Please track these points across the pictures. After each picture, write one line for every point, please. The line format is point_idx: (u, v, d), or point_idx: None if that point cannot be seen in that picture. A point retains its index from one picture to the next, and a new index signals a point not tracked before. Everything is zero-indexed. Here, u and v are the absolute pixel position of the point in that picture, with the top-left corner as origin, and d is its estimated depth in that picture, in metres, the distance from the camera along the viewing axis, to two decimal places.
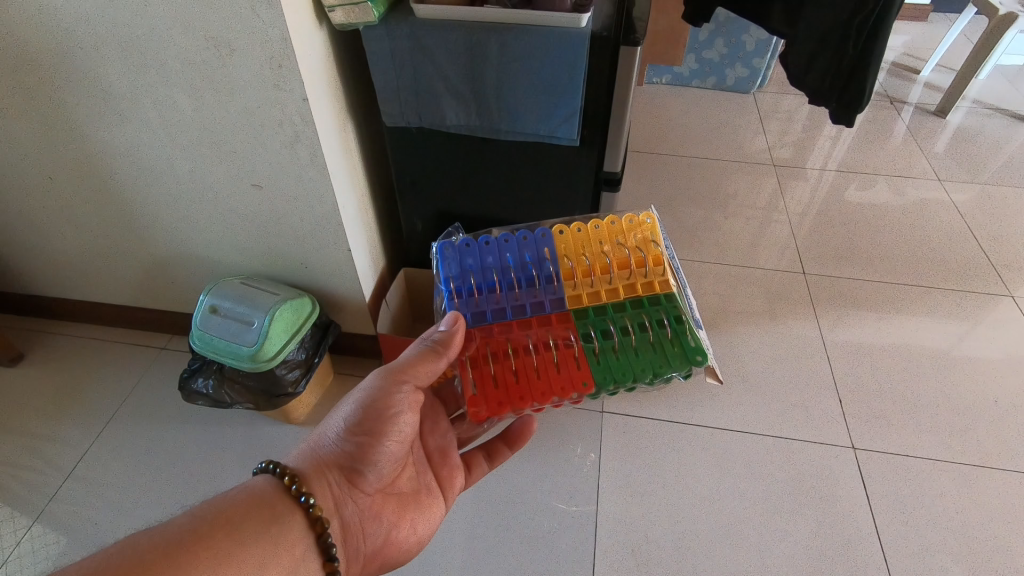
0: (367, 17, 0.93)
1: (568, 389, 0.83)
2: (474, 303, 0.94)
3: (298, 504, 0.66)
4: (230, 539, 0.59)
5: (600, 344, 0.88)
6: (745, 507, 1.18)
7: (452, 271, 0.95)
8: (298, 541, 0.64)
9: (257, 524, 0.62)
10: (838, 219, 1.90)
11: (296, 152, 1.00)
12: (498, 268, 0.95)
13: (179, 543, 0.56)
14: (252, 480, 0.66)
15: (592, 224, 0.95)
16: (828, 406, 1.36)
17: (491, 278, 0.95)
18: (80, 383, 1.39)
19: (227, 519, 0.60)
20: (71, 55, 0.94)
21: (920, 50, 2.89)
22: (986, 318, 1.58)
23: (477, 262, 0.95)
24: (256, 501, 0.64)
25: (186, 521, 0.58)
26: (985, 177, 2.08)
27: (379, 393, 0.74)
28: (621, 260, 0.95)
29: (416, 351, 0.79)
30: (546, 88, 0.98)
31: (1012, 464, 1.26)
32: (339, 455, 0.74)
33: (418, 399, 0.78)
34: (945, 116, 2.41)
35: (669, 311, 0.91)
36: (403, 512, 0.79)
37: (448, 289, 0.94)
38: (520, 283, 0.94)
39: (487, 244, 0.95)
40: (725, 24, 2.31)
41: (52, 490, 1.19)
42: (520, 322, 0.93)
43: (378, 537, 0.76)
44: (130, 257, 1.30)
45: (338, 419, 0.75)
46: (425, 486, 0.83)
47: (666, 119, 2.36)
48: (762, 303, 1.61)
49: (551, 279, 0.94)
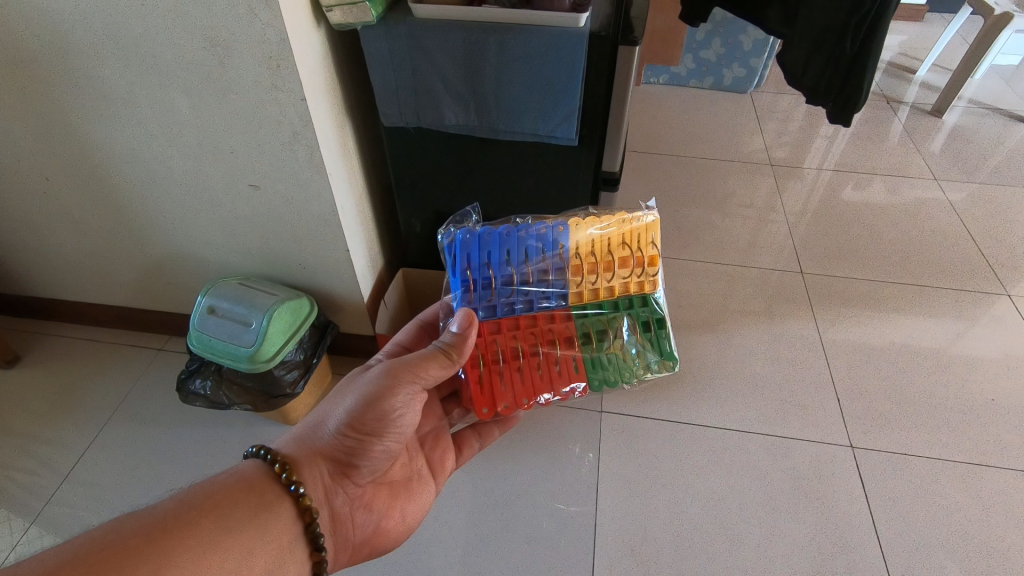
0: (365, 17, 0.93)
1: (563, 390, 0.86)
2: (487, 298, 0.88)
3: (287, 492, 0.65)
4: (216, 525, 0.58)
5: (595, 347, 0.89)
6: (744, 506, 1.18)
7: (467, 262, 0.87)
8: (285, 530, 0.64)
9: (244, 510, 0.61)
10: (835, 218, 1.91)
11: (294, 152, 1.00)
12: (514, 261, 0.86)
13: (164, 528, 0.55)
14: (241, 464, 0.66)
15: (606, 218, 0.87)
16: (826, 405, 1.37)
17: (506, 270, 0.87)
18: (77, 384, 1.39)
19: (214, 504, 0.60)
20: (67, 55, 0.93)
21: (916, 50, 2.90)
22: (983, 317, 1.59)
23: (494, 253, 0.87)
24: (244, 485, 0.63)
25: (172, 505, 0.58)
26: (981, 177, 2.09)
27: (383, 392, 0.73)
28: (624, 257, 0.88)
29: (425, 352, 0.76)
30: (545, 88, 0.98)
31: (1009, 462, 1.26)
32: (336, 448, 0.73)
33: (420, 396, 0.77)
34: (941, 115, 2.41)
35: (655, 314, 0.92)
36: (393, 501, 0.80)
37: (461, 281, 0.87)
38: (535, 279, 0.87)
39: (506, 235, 0.87)
40: (722, 24, 2.31)
41: (49, 492, 1.19)
42: (529, 319, 0.89)
43: (367, 527, 0.76)
44: (128, 258, 1.29)
45: (337, 412, 0.74)
46: (414, 475, 0.84)
47: (664, 119, 2.36)
48: (760, 303, 1.62)
49: (566, 277, 0.86)
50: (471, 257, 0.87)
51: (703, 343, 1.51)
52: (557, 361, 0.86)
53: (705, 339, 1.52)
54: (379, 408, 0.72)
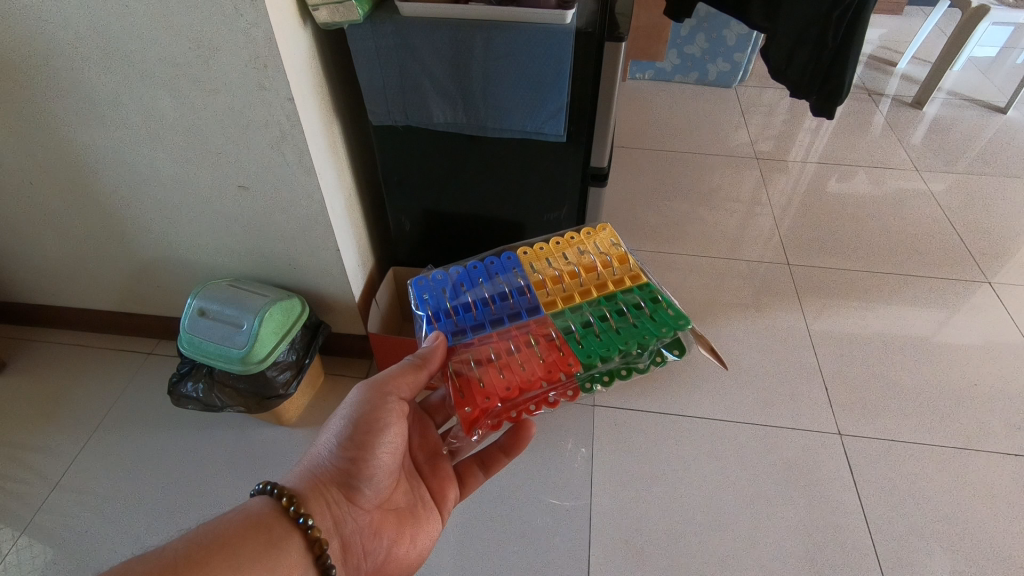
0: (351, 16, 0.93)
1: (555, 372, 0.81)
2: (453, 324, 0.92)
3: (297, 525, 0.66)
4: (226, 565, 0.59)
5: (580, 332, 0.87)
6: (736, 495, 1.20)
7: (427, 299, 0.96)
8: (297, 563, 0.64)
9: (254, 547, 0.62)
10: (820, 210, 1.93)
11: (283, 152, 0.99)
12: (471, 289, 0.96)
13: (176, 566, 0.56)
14: (249, 502, 0.67)
15: (550, 242, 1.00)
16: (815, 394, 1.39)
17: (466, 298, 0.95)
18: (66, 391, 1.37)
19: (223, 544, 0.60)
20: (50, 58, 0.92)
21: (896, 43, 2.94)
22: (965, 304, 1.62)
23: (451, 288, 0.97)
24: (253, 523, 0.64)
25: (182, 546, 0.59)
26: (961, 167, 2.13)
27: (367, 406, 0.76)
28: (586, 265, 0.97)
29: (400, 365, 0.81)
30: (532, 85, 0.99)
31: (992, 445, 1.30)
32: (335, 472, 0.74)
33: (403, 409, 0.80)
34: (921, 107, 2.45)
35: (643, 296, 0.92)
36: (401, 527, 0.80)
37: (426, 316, 0.94)
38: (495, 298, 0.93)
39: (458, 271, 0.99)
40: (706, 19, 2.33)
41: (40, 500, 1.18)
42: (501, 332, 0.90)
43: (378, 554, 0.77)
44: (116, 262, 1.28)
45: (330, 437, 0.76)
46: (419, 500, 0.84)
47: (651, 114, 2.38)
48: (748, 295, 1.64)
49: (525, 290, 0.94)
50: (431, 297, 0.96)
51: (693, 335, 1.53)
52: (541, 351, 0.85)
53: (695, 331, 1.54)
54: (366, 422, 0.76)
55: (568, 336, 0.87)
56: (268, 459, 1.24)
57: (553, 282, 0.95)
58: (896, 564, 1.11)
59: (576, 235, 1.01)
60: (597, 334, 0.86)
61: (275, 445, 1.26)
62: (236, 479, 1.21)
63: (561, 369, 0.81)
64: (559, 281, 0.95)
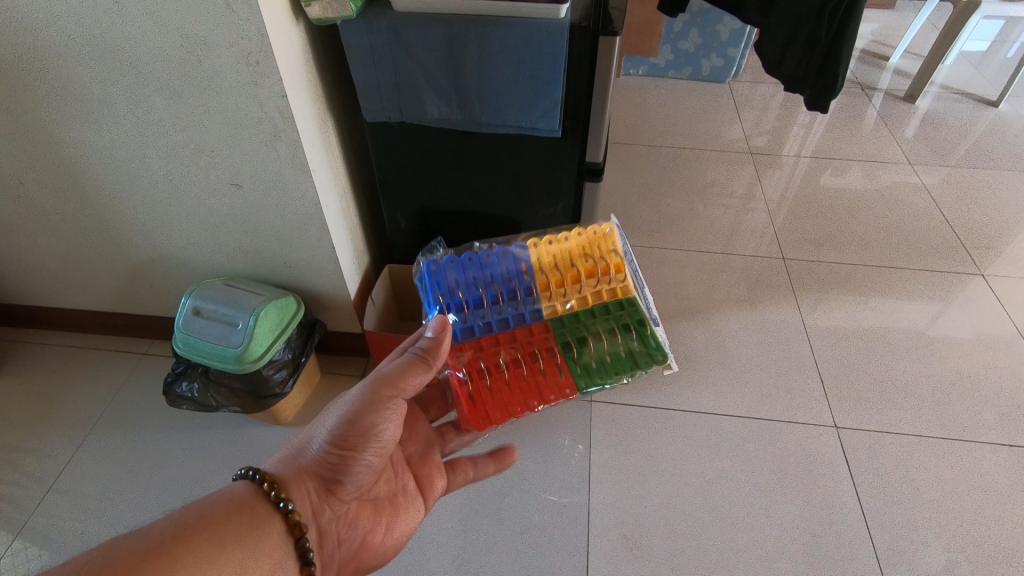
0: (344, 11, 0.92)
1: (555, 395, 0.93)
2: (463, 317, 1.02)
3: (277, 509, 0.65)
4: (209, 543, 0.58)
5: (579, 351, 0.99)
6: (733, 489, 1.21)
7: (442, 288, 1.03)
8: (277, 545, 0.64)
9: (237, 528, 0.61)
10: (815, 205, 1.94)
11: (276, 150, 0.99)
12: (482, 283, 1.04)
13: (158, 543, 0.55)
14: (233, 483, 0.66)
15: (562, 236, 1.05)
16: (811, 387, 1.40)
17: (477, 292, 1.03)
18: (59, 393, 1.36)
19: (207, 523, 0.60)
20: (39, 56, 0.91)
21: (889, 37, 2.95)
22: (958, 297, 1.63)
23: (463, 277, 1.04)
24: (237, 504, 0.64)
25: (166, 524, 0.58)
26: (954, 160, 2.14)
27: (363, 404, 0.74)
28: (588, 270, 1.05)
29: (404, 360, 0.78)
30: (528, 80, 0.98)
31: (987, 436, 1.31)
32: (322, 465, 0.73)
33: (403, 408, 0.78)
34: (914, 101, 2.46)
35: (632, 317, 1.04)
36: (379, 517, 0.79)
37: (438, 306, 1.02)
38: (503, 296, 1.02)
39: (471, 260, 1.05)
40: (699, 14, 2.33)
41: (33, 505, 1.17)
42: (506, 334, 1.02)
43: (351, 545, 0.76)
44: (109, 262, 1.27)
45: (319, 428, 0.75)
46: (403, 490, 0.83)
47: (645, 110, 2.38)
48: (743, 289, 1.64)
49: (533, 291, 1.03)
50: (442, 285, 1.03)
51: (689, 330, 1.53)
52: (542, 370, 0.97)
53: (691, 326, 1.54)
54: (359, 421, 0.73)
55: (566, 355, 0.98)
56: (265, 459, 1.24)
57: (557, 284, 1.04)
58: (893, 555, 1.11)
59: (584, 234, 1.06)
60: (591, 358, 0.99)
61: (272, 445, 1.26)
62: (232, 480, 1.21)
63: (561, 393, 0.94)
64: (562, 284, 1.04)
